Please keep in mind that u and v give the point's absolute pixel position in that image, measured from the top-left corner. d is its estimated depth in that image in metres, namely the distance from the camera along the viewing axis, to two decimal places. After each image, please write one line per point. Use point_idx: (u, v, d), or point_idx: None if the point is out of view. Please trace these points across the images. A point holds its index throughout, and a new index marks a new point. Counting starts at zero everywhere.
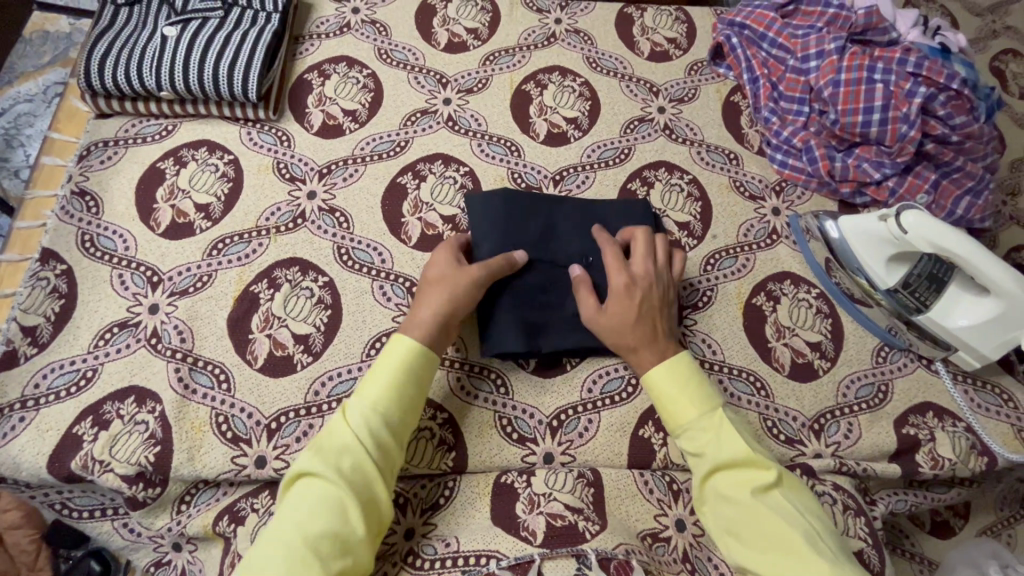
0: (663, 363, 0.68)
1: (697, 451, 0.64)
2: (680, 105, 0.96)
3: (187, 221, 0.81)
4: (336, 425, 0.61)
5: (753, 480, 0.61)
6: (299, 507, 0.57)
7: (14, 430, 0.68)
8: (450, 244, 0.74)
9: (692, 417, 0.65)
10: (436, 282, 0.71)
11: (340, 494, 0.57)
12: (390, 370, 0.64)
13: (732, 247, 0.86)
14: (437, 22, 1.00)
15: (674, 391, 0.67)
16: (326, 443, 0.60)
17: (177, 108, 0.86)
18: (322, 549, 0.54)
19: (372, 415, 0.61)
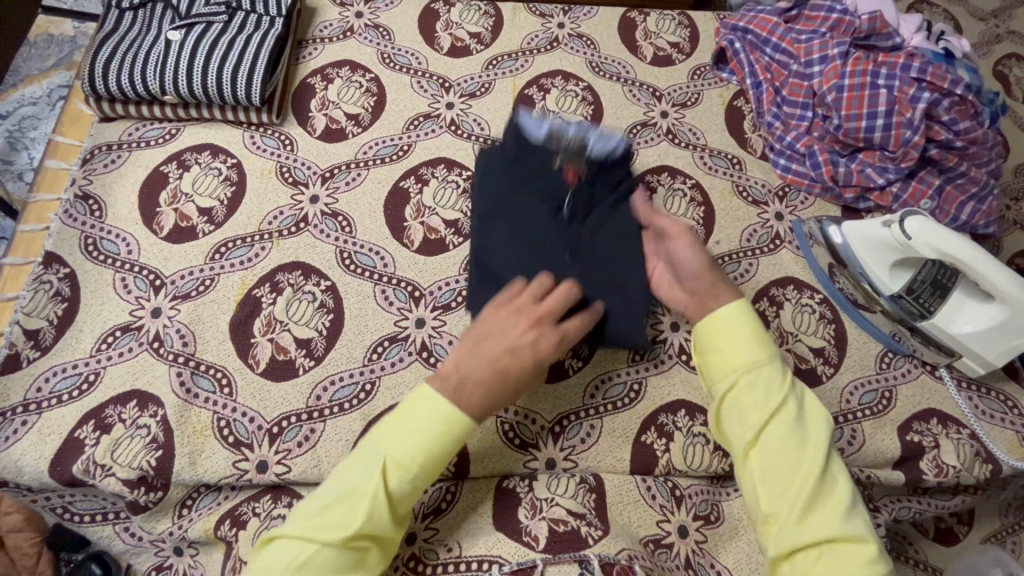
0: (730, 312, 0.66)
1: (760, 396, 0.61)
2: (683, 109, 0.96)
3: (191, 225, 0.81)
4: (376, 502, 0.55)
5: (812, 433, 0.59)
6: (311, 563, 0.53)
7: (17, 433, 0.68)
8: (542, 329, 0.63)
9: (761, 359, 0.62)
10: (514, 362, 0.62)
11: (361, 552, 0.55)
12: (441, 449, 0.59)
13: (735, 252, 0.86)
14: (440, 26, 1.00)
15: (743, 333, 0.64)
16: (365, 525, 0.54)
17: (182, 112, 0.86)
18: None
19: (409, 481, 0.57)
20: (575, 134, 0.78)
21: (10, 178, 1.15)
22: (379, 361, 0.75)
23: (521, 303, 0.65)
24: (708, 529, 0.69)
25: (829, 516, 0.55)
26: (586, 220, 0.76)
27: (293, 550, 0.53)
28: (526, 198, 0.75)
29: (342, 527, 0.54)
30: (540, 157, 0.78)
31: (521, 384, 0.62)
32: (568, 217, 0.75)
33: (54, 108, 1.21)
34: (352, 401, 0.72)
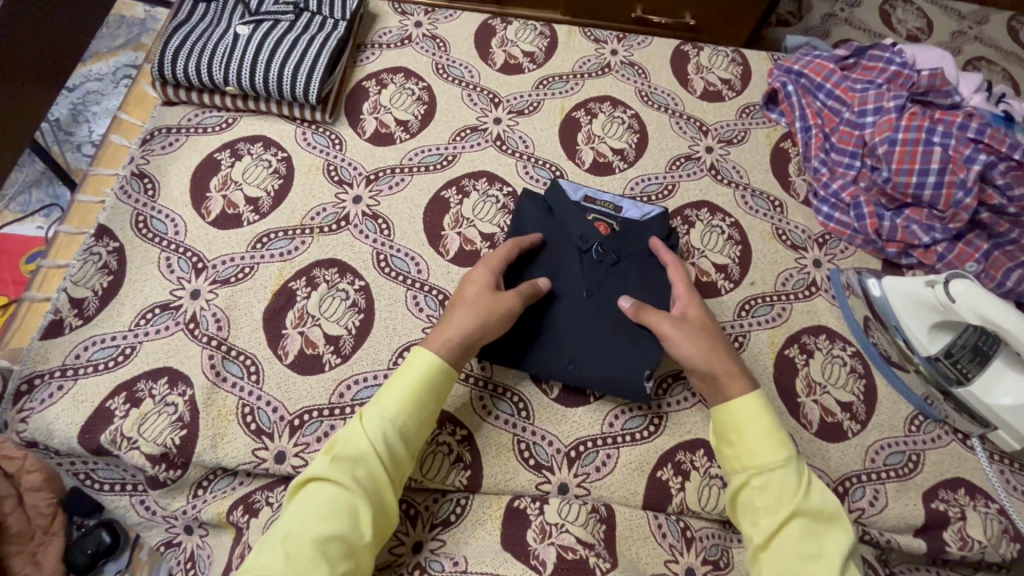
0: (745, 400, 0.67)
1: (774, 497, 0.62)
2: (728, 147, 0.96)
3: (236, 212, 0.83)
4: (354, 435, 0.62)
5: (831, 543, 0.59)
6: (312, 506, 0.58)
7: (50, 398, 0.69)
8: (489, 271, 0.73)
9: (782, 459, 0.63)
10: (468, 301, 0.71)
11: (348, 494, 0.59)
12: (410, 376, 0.65)
13: (769, 295, 0.85)
14: (495, 42, 1.02)
15: (759, 428, 0.65)
16: (342, 452, 0.61)
17: (240, 103, 0.89)
18: (331, 549, 0.56)
19: (386, 421, 0.63)
20: (611, 202, 0.86)
21: (74, 150, 1.20)
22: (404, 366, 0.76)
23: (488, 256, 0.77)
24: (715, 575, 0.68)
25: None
26: (613, 267, 0.79)
27: (299, 502, 0.60)
28: (561, 239, 0.81)
29: (324, 460, 0.61)
30: (580, 208, 0.83)
31: (474, 320, 0.69)
32: (595, 259, 0.79)
33: (121, 88, 1.26)
34: None
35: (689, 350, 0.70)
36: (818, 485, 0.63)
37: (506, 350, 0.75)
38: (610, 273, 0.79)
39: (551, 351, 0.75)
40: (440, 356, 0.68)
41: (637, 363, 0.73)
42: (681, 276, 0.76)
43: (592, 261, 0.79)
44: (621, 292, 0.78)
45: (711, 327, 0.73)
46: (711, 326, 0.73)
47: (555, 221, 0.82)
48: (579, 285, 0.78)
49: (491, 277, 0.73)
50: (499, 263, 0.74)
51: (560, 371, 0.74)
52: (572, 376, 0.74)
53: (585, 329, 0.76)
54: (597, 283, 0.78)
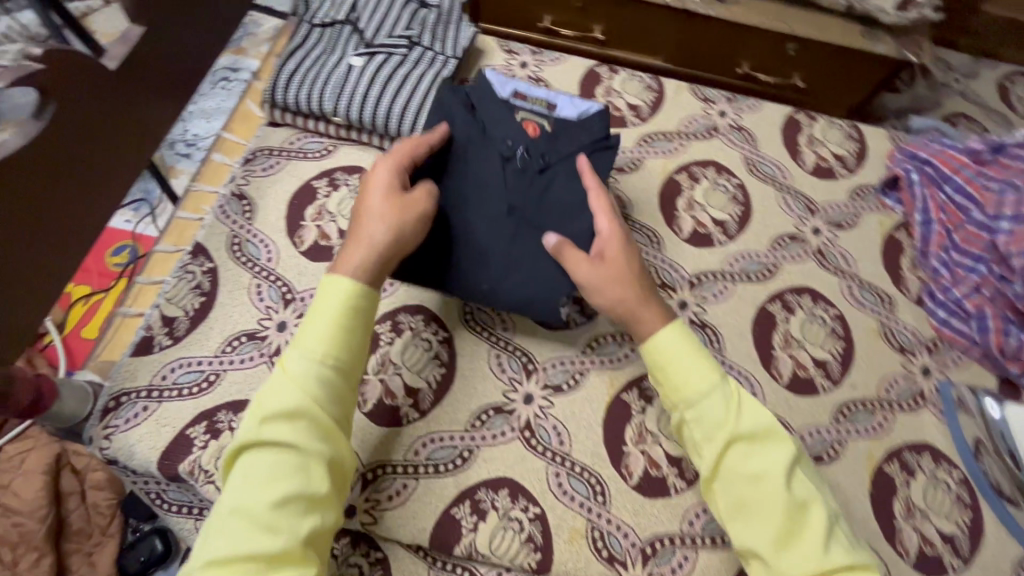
0: (666, 330, 0.66)
1: (708, 424, 0.62)
2: (837, 230, 0.91)
3: (329, 245, 0.82)
4: (283, 388, 0.58)
5: (774, 461, 0.60)
6: (253, 475, 0.55)
7: (135, 417, 0.70)
8: (392, 169, 0.69)
9: (707, 386, 0.63)
10: (374, 207, 0.66)
11: (291, 451, 0.55)
12: (336, 308, 0.61)
13: (870, 401, 0.79)
14: (600, 90, 0.99)
15: (683, 355, 0.65)
16: (273, 409, 0.57)
17: (343, 133, 0.89)
18: (289, 510, 0.53)
19: (313, 362, 0.59)
20: (545, 98, 0.84)
21: (178, 155, 1.23)
22: (481, 430, 0.73)
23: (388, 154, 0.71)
24: None
25: (806, 551, 0.57)
26: (537, 176, 0.77)
27: (238, 475, 0.56)
28: (481, 141, 0.78)
29: (254, 422, 0.57)
30: (508, 106, 0.82)
31: (396, 234, 0.65)
32: (518, 167, 0.76)
33: (228, 95, 1.27)
34: (447, 464, 0.71)
35: (605, 295, 0.68)
36: (749, 401, 0.64)
37: (430, 272, 0.73)
38: (534, 181, 0.77)
39: (460, 270, 0.73)
40: (360, 276, 0.63)
41: (549, 284, 0.72)
42: (603, 204, 0.71)
43: (515, 169, 0.76)
44: (541, 204, 0.76)
45: (630, 263, 0.69)
46: (631, 257, 0.70)
47: (477, 121, 0.79)
48: (502, 198, 0.75)
49: (399, 182, 0.68)
50: (403, 160, 0.70)
51: (471, 291, 0.73)
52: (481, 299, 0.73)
53: (503, 237, 0.73)
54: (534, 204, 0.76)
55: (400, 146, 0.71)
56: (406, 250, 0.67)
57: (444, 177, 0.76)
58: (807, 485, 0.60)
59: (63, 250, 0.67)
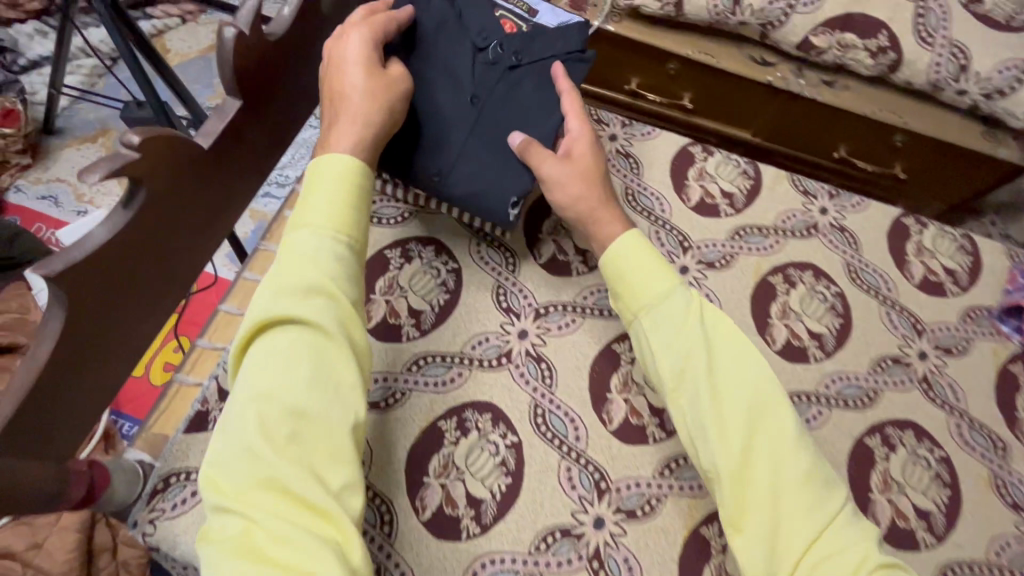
0: (623, 240, 0.71)
1: (668, 332, 0.66)
2: (946, 356, 0.83)
3: (397, 323, 0.77)
4: (289, 265, 0.58)
5: (750, 374, 0.64)
6: (266, 364, 0.54)
7: (183, 504, 0.65)
8: (366, 42, 0.65)
9: (665, 291, 0.68)
10: (356, 84, 0.64)
11: (305, 331, 0.56)
12: (339, 187, 0.61)
13: (978, 563, 0.71)
14: (693, 173, 0.92)
15: (642, 267, 0.69)
16: (281, 286, 0.57)
17: (421, 201, 0.83)
18: (308, 387, 0.54)
19: (318, 237, 0.59)
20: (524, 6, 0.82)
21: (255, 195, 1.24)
22: (546, 555, 0.67)
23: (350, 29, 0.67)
24: None
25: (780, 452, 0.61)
26: (507, 71, 0.75)
27: (251, 355, 0.56)
28: (454, 27, 0.75)
29: (263, 300, 0.57)
30: (486, 3, 0.79)
31: (370, 96, 0.64)
32: (489, 58, 0.75)
33: (302, 132, 1.26)
34: None
35: (567, 192, 0.72)
36: (710, 311, 0.68)
37: (397, 159, 0.72)
38: (499, 81, 0.75)
39: (425, 156, 0.72)
40: (350, 152, 0.63)
41: (507, 173, 0.72)
42: (574, 104, 0.74)
43: (485, 60, 0.75)
44: (509, 99, 0.75)
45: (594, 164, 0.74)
46: (598, 158, 0.75)
47: (454, 10, 0.76)
48: (479, 91, 0.74)
49: (373, 44, 0.65)
50: (376, 33, 0.66)
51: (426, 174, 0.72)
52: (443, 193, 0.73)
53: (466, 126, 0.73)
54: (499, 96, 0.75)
55: (373, 16, 0.67)
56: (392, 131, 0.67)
57: (411, 58, 0.73)
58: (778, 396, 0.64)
59: (134, 345, 0.57)
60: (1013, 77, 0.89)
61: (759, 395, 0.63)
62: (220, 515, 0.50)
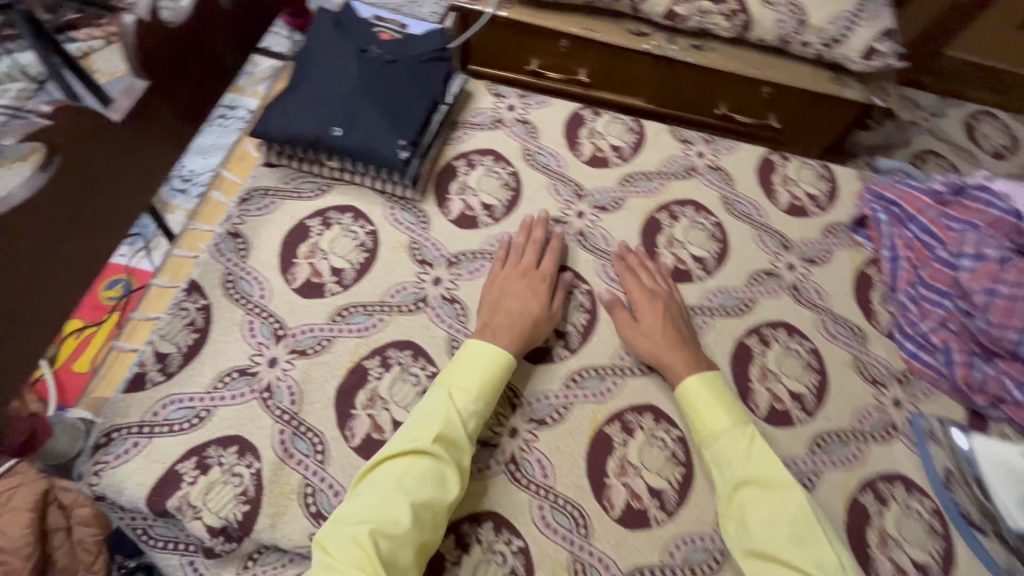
0: (691, 380, 0.78)
1: (726, 460, 0.74)
2: (811, 266, 0.95)
3: (321, 282, 0.85)
4: (450, 416, 0.70)
5: (784, 506, 0.70)
6: (406, 477, 0.66)
7: (126, 453, 0.71)
8: (512, 278, 0.84)
9: (729, 425, 0.75)
10: (529, 306, 0.81)
11: (442, 470, 0.68)
12: (486, 372, 0.75)
13: (843, 432, 0.82)
14: (585, 132, 1.04)
15: (707, 402, 0.77)
16: (443, 432, 0.69)
17: (337, 174, 0.92)
18: (423, 516, 0.65)
19: (467, 404, 0.72)
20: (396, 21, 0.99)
21: (188, 196, 1.25)
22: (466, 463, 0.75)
23: (523, 263, 0.86)
24: None
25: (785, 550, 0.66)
26: (386, 65, 0.90)
27: (387, 468, 0.68)
28: (340, 40, 0.91)
29: (427, 434, 0.69)
30: (366, 23, 0.95)
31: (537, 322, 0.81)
32: (371, 56, 0.90)
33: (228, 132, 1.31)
34: None
35: (654, 337, 0.83)
36: (762, 446, 0.75)
37: (303, 132, 0.82)
38: (382, 69, 0.89)
39: (323, 115, 0.83)
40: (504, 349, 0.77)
41: (394, 130, 0.84)
42: (648, 278, 0.89)
43: (369, 58, 0.90)
44: (391, 82, 0.88)
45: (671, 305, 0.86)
46: (684, 326, 0.85)
47: (341, 30, 0.93)
48: (367, 79, 0.87)
49: (541, 279, 0.85)
50: (527, 268, 0.86)
51: (319, 131, 0.82)
52: (338, 144, 0.82)
53: (353, 100, 0.85)
54: (384, 81, 0.88)
55: (524, 260, 0.86)
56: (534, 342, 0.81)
57: (304, 63, 0.90)
58: (810, 521, 0.68)
59: (65, 294, 0.67)
60: (844, 27, 1.05)
61: (789, 517, 0.69)
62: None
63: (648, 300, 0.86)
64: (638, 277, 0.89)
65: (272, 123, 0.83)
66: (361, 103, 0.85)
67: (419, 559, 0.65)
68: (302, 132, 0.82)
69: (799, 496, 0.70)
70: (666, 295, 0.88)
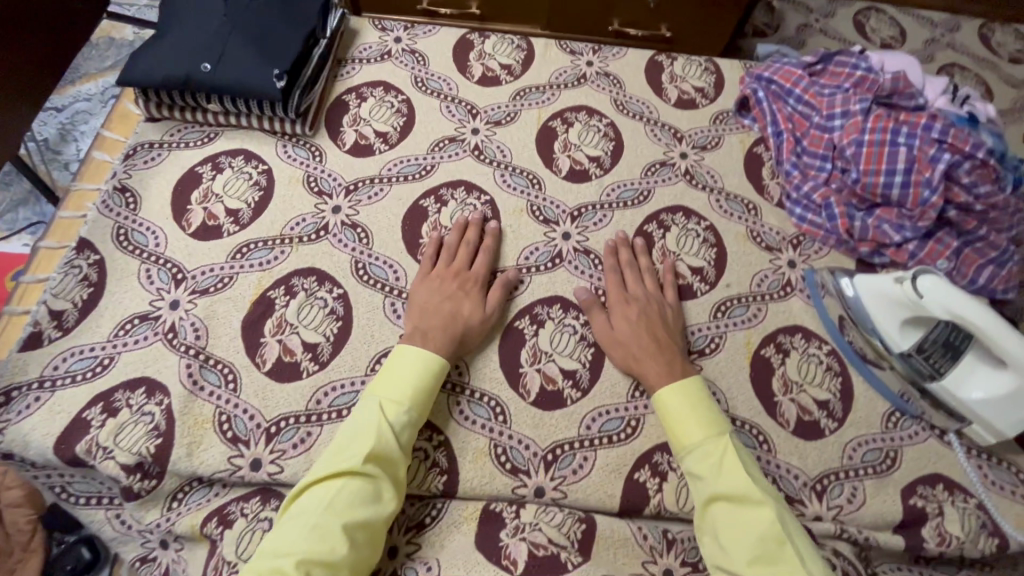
0: (667, 389, 0.72)
1: (698, 480, 0.67)
2: (703, 152, 0.98)
3: (217, 224, 0.84)
4: (383, 432, 0.66)
5: (753, 527, 0.62)
6: (338, 497, 0.62)
7: (28, 408, 0.70)
8: (441, 281, 0.81)
9: (699, 440, 0.69)
10: (465, 310, 0.78)
11: (377, 486, 0.64)
12: (417, 378, 0.71)
13: (744, 296, 0.86)
14: (473, 55, 1.05)
15: (681, 415, 0.71)
16: (374, 445, 0.65)
17: (222, 119, 0.91)
18: (357, 536, 0.61)
19: (402, 418, 0.68)
20: None
21: None
22: None
23: (452, 266, 0.82)
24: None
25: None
26: (252, 2, 0.90)
27: (317, 491, 0.63)
28: None
29: (357, 451, 0.64)
30: None
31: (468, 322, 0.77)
32: None
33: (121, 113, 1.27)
34: (349, 409, 0.74)
35: (626, 334, 0.78)
36: (736, 464, 0.66)
37: (173, 74, 0.84)
38: (250, 6, 0.90)
39: (191, 55, 0.85)
40: (433, 353, 0.73)
41: (266, 61, 0.86)
42: (630, 278, 0.84)
43: None
44: (259, 17, 0.89)
45: (654, 312, 0.80)
46: (659, 317, 0.80)
47: None
48: (235, 16, 0.88)
49: (475, 287, 0.81)
50: (454, 273, 0.81)
51: (189, 70, 0.84)
52: (208, 80, 0.84)
53: (220, 38, 0.87)
54: (252, 17, 0.89)
55: (454, 263, 0.82)
56: (468, 343, 0.78)
57: (172, 10, 0.89)
58: (780, 542, 0.60)
59: None
60: None
61: (757, 532, 0.61)
62: None
63: (632, 307, 0.80)
64: (622, 272, 0.85)
65: (141, 67, 0.85)
66: (229, 42, 0.87)
67: None
68: (172, 75, 0.84)
69: (772, 517, 0.62)
70: (654, 292, 0.83)
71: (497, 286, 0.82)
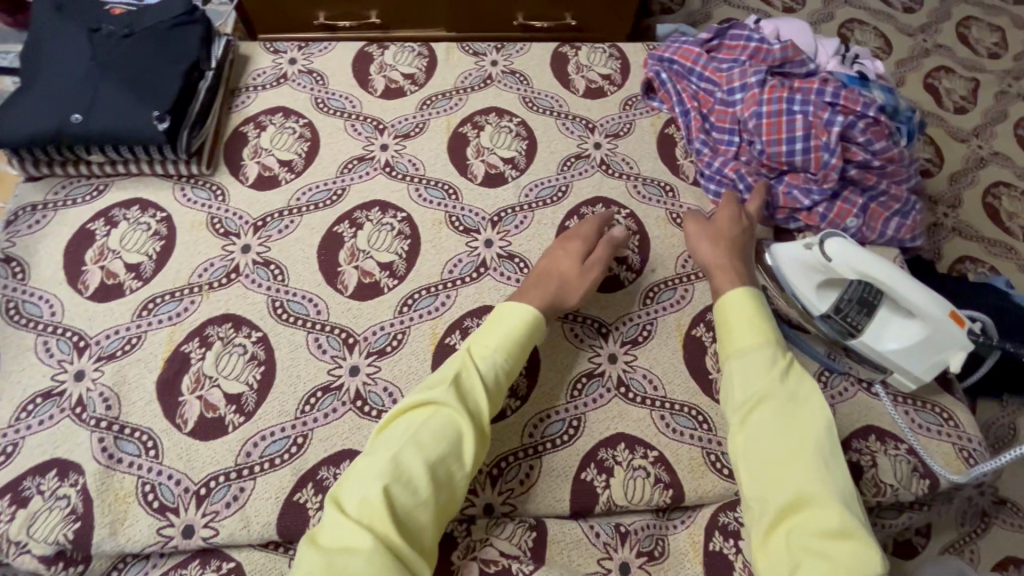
0: (733, 292, 0.74)
1: (752, 376, 0.68)
2: (616, 140, 0.98)
3: (117, 282, 0.79)
4: (470, 371, 0.69)
5: (808, 427, 0.65)
6: (425, 432, 0.64)
7: None
8: (559, 244, 0.83)
9: (763, 342, 0.70)
10: (564, 267, 0.80)
11: (461, 427, 0.65)
12: (512, 327, 0.73)
13: (671, 279, 0.87)
14: (374, 68, 1.01)
15: (742, 313, 0.73)
16: (462, 385, 0.68)
17: (109, 169, 0.86)
18: (438, 473, 0.63)
19: (494, 363, 0.70)
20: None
21: None
22: (312, 413, 0.73)
23: (573, 232, 0.84)
24: (650, 565, 0.70)
25: (806, 475, 0.62)
26: (122, 40, 0.85)
27: (405, 425, 0.65)
28: (64, 25, 0.85)
29: (445, 386, 0.67)
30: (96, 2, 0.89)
31: (568, 279, 0.79)
32: (102, 35, 0.85)
33: None
34: (282, 456, 0.71)
35: (704, 249, 0.81)
36: (795, 370, 0.69)
37: (41, 130, 0.79)
38: (119, 45, 0.85)
39: (58, 106, 0.80)
40: (529, 305, 0.75)
41: (143, 102, 0.82)
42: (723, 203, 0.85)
43: (101, 37, 0.85)
44: (129, 56, 0.84)
45: (734, 235, 0.81)
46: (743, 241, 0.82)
47: (65, 14, 0.86)
48: (103, 60, 0.83)
49: (586, 243, 0.82)
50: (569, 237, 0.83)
51: (58, 123, 0.79)
52: (80, 131, 0.79)
53: (88, 86, 0.81)
54: (122, 58, 0.84)
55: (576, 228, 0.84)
56: (563, 304, 0.78)
57: (33, 61, 0.83)
58: (834, 448, 0.64)
59: None
60: None
61: (811, 432, 0.64)
62: (331, 533, 0.58)
63: (726, 224, 0.82)
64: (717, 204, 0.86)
65: (7, 125, 0.79)
66: (100, 88, 0.82)
67: (437, 519, 0.63)
68: (41, 130, 0.79)
69: (826, 423, 0.65)
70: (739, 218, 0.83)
71: (603, 247, 0.82)
